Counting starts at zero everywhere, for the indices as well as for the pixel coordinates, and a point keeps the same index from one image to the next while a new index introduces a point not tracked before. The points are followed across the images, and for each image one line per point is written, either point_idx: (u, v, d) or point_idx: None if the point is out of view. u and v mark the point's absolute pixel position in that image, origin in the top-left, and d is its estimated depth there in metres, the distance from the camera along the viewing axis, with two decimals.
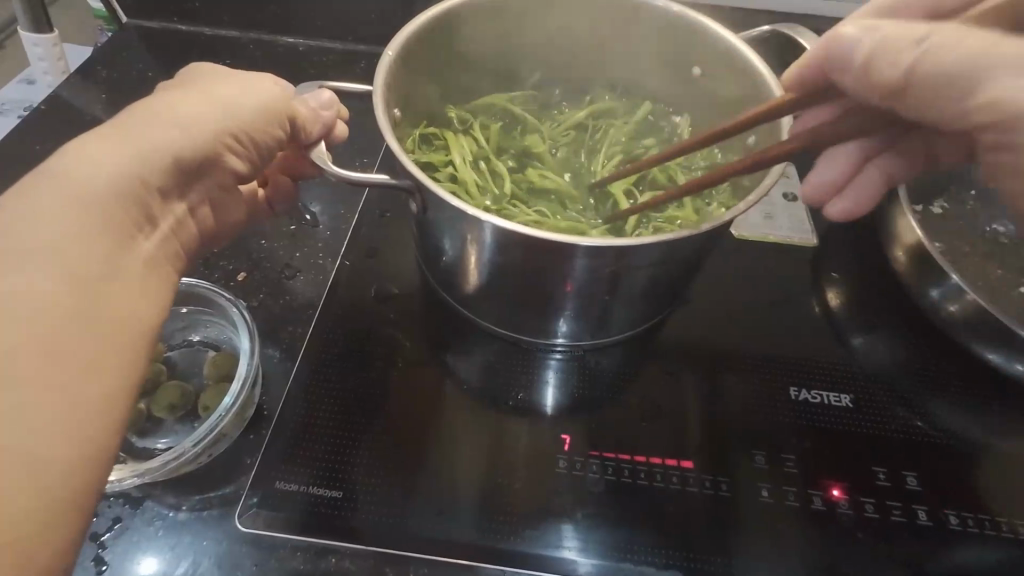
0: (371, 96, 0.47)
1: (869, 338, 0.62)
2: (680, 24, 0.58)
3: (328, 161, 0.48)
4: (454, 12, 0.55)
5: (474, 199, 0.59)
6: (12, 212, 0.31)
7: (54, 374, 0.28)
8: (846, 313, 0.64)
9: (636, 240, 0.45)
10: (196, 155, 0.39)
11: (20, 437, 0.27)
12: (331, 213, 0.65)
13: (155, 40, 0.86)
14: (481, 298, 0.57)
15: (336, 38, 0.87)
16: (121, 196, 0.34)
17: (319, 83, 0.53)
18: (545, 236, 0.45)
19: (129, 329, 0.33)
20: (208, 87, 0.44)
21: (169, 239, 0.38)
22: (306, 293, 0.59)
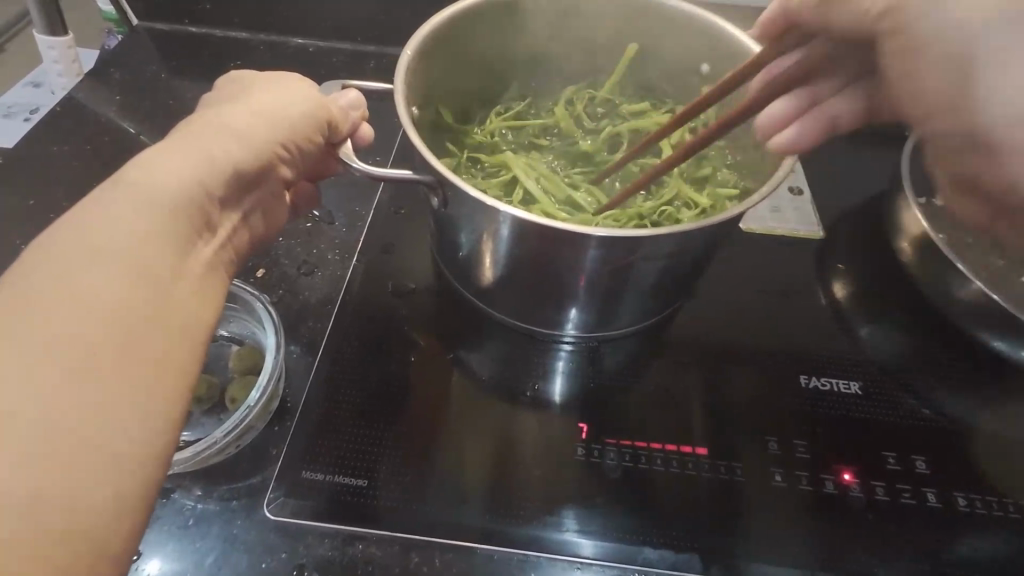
0: (393, 95, 0.48)
1: (875, 328, 0.63)
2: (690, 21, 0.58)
3: (352, 156, 0.49)
4: (468, 12, 0.56)
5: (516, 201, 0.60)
6: (84, 216, 0.32)
7: (126, 376, 0.30)
8: (852, 303, 0.65)
9: (651, 231, 0.46)
10: (252, 163, 0.41)
11: (95, 435, 0.28)
12: (346, 211, 0.66)
13: (166, 42, 0.87)
14: (497, 291, 0.58)
15: (345, 39, 0.88)
16: (187, 204, 0.36)
17: (342, 79, 0.52)
18: (565, 228, 0.46)
19: (194, 335, 0.34)
20: (256, 95, 0.45)
21: (224, 245, 0.39)
22: (323, 289, 0.60)
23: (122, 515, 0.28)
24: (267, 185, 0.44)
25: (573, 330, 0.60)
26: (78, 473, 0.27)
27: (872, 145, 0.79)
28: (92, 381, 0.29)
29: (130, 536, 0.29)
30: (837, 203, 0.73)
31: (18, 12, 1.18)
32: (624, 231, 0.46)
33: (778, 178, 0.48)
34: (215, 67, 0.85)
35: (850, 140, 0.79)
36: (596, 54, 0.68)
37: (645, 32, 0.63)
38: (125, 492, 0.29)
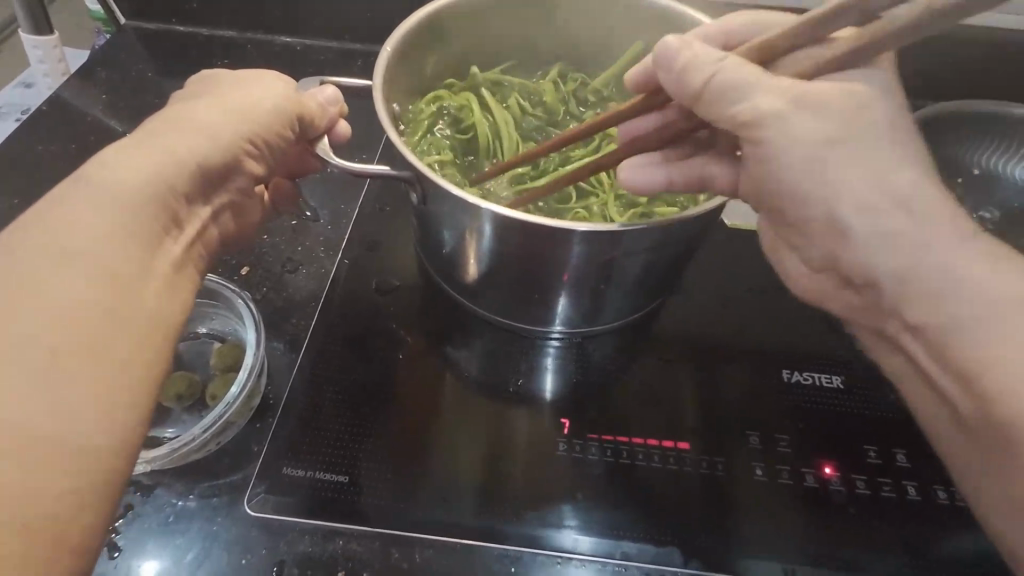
0: (371, 91, 0.49)
1: None
2: (671, 19, 0.58)
3: (330, 153, 0.49)
4: (448, 9, 0.56)
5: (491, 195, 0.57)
6: (48, 216, 0.32)
7: (91, 371, 0.30)
8: None
9: (627, 225, 0.46)
10: (216, 158, 0.41)
11: (57, 429, 0.28)
12: (331, 208, 0.66)
13: (154, 42, 0.87)
14: (481, 288, 0.58)
15: (332, 38, 0.88)
16: (153, 200, 0.36)
17: (320, 74, 0.52)
18: (542, 222, 0.46)
19: (162, 328, 0.34)
20: (225, 92, 0.45)
21: (194, 243, 0.39)
22: (308, 286, 0.60)
23: (87, 506, 0.28)
24: (236, 182, 0.44)
25: (558, 327, 0.60)
26: (40, 467, 0.27)
27: None
28: (55, 377, 0.29)
29: (97, 528, 0.29)
30: None
31: (8, 15, 1.18)
32: (603, 227, 0.46)
33: (755, 173, 0.48)
34: (202, 66, 0.85)
35: None
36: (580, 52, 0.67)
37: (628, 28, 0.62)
38: (92, 484, 0.29)
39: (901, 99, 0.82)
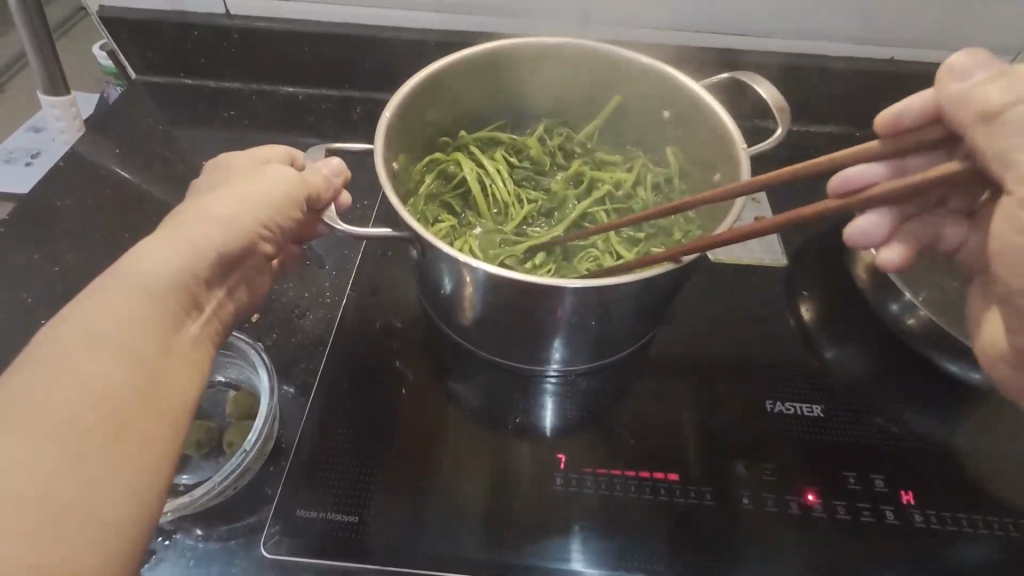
0: (372, 158, 0.52)
1: (839, 349, 0.67)
2: (651, 75, 0.60)
3: (336, 218, 0.53)
4: (439, 76, 0.59)
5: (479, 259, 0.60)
6: (82, 309, 0.36)
7: (117, 450, 0.33)
8: (817, 325, 0.69)
9: (613, 280, 0.50)
10: (234, 246, 0.45)
11: (85, 506, 0.31)
12: (336, 254, 0.70)
13: (164, 95, 0.92)
14: (477, 331, 0.61)
15: (332, 86, 0.92)
16: (174, 288, 0.39)
17: (326, 145, 0.56)
18: (531, 281, 0.49)
19: (181, 405, 0.37)
20: (238, 181, 0.49)
21: (211, 322, 0.43)
22: (315, 331, 0.64)
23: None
24: (251, 262, 0.48)
25: (554, 365, 0.62)
26: (68, 543, 0.30)
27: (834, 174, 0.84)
28: (85, 458, 0.32)
29: None
30: (802, 230, 0.77)
31: (11, 55, 1.21)
32: (592, 282, 0.50)
33: (735, 213, 0.51)
34: (210, 118, 0.89)
35: None
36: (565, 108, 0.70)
37: (611, 85, 0.65)
38: (112, 555, 0.32)
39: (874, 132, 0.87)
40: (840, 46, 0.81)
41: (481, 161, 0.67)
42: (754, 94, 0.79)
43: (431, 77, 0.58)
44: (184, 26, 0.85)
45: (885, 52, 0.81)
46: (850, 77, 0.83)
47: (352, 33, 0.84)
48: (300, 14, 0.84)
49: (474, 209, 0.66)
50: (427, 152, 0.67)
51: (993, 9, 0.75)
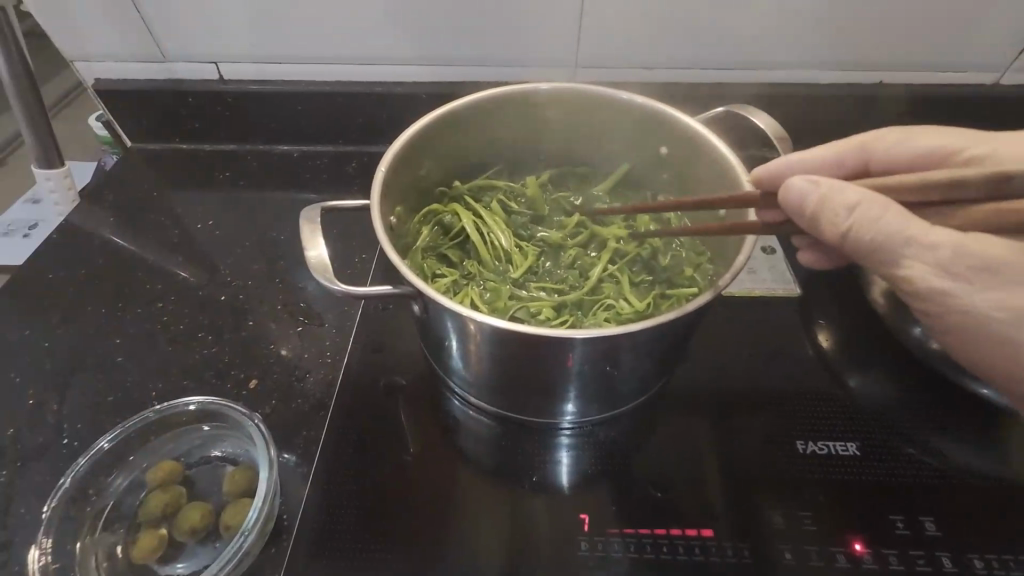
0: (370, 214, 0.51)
1: (865, 379, 0.64)
2: (647, 113, 0.60)
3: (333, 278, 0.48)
4: (431, 128, 0.58)
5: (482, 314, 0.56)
6: None
7: None
8: (839, 354, 0.66)
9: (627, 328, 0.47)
10: None
11: None
12: (336, 310, 0.68)
13: (158, 161, 0.92)
14: (486, 385, 0.58)
15: (327, 142, 0.92)
16: None
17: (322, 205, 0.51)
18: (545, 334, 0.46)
19: None
20: None
21: None
22: (316, 395, 0.61)
23: None
24: None
25: (568, 418, 0.59)
26: None
27: None
28: None
29: None
30: None
31: (8, 134, 1.23)
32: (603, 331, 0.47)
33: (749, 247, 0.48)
34: (205, 181, 0.89)
35: None
36: (562, 155, 0.70)
37: (608, 124, 0.64)
38: None
39: None
40: (829, 73, 0.82)
41: (478, 209, 0.65)
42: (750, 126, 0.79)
43: (426, 128, 0.57)
44: (179, 93, 0.86)
45: (873, 75, 0.83)
46: (840, 103, 0.84)
47: (344, 89, 0.85)
48: (293, 74, 0.85)
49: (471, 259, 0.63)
50: (424, 205, 0.65)
51: (978, 26, 0.76)
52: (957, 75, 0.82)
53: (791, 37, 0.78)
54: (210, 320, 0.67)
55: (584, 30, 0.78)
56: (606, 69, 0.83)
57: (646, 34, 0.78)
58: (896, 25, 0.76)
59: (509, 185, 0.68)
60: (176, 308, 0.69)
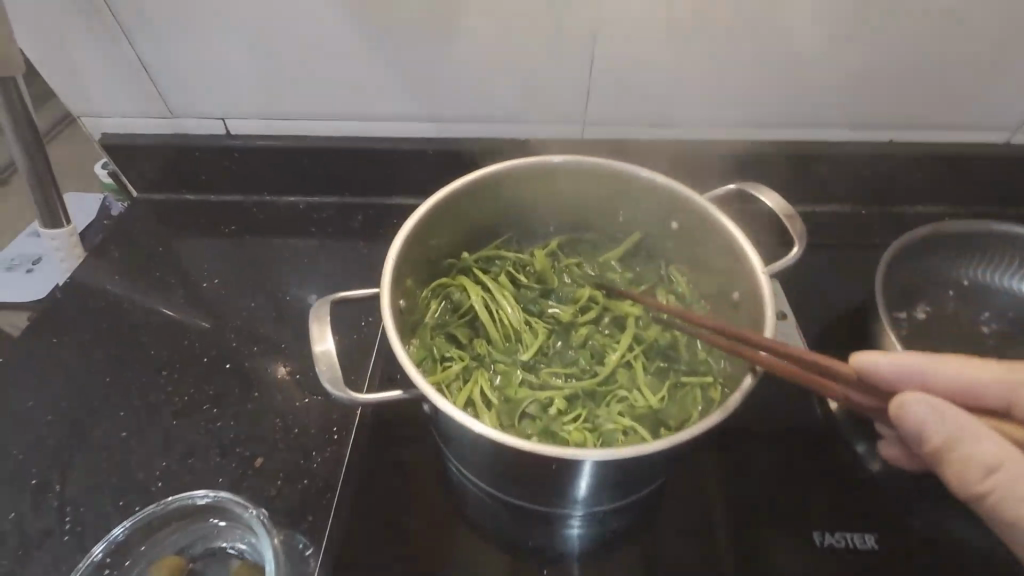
0: (381, 305, 0.50)
1: (873, 450, 0.65)
2: (660, 189, 0.60)
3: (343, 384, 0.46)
4: (442, 205, 0.59)
5: (493, 403, 0.55)
6: None
7: None
8: (849, 421, 0.67)
9: (645, 446, 0.44)
10: None
11: None
12: (345, 381, 0.67)
13: (164, 213, 0.91)
14: (495, 477, 0.55)
15: (334, 194, 0.92)
16: None
17: (328, 299, 0.49)
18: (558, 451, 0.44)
19: None
20: None
21: None
22: (323, 475, 0.59)
23: None
24: None
25: (579, 509, 0.57)
26: None
27: (847, 260, 0.83)
28: None
29: None
30: (822, 322, 0.75)
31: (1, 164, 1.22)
32: (619, 451, 0.44)
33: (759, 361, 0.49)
34: (211, 234, 0.88)
35: (824, 256, 0.83)
36: (573, 223, 0.69)
37: (619, 195, 0.63)
38: None
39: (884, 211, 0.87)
40: (840, 132, 0.82)
41: (486, 285, 0.65)
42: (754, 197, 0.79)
43: (434, 208, 0.57)
44: (185, 148, 0.85)
45: (885, 133, 0.82)
46: (851, 161, 0.83)
47: (351, 144, 0.84)
48: (299, 130, 0.84)
49: (480, 338, 0.61)
50: (433, 277, 0.65)
51: (989, 88, 0.76)
52: (969, 134, 0.82)
53: (799, 97, 0.77)
54: (215, 393, 0.66)
55: (594, 91, 0.78)
56: (614, 127, 0.82)
57: (654, 94, 0.78)
58: (905, 85, 0.76)
59: (518, 258, 0.67)
60: (181, 379, 0.68)
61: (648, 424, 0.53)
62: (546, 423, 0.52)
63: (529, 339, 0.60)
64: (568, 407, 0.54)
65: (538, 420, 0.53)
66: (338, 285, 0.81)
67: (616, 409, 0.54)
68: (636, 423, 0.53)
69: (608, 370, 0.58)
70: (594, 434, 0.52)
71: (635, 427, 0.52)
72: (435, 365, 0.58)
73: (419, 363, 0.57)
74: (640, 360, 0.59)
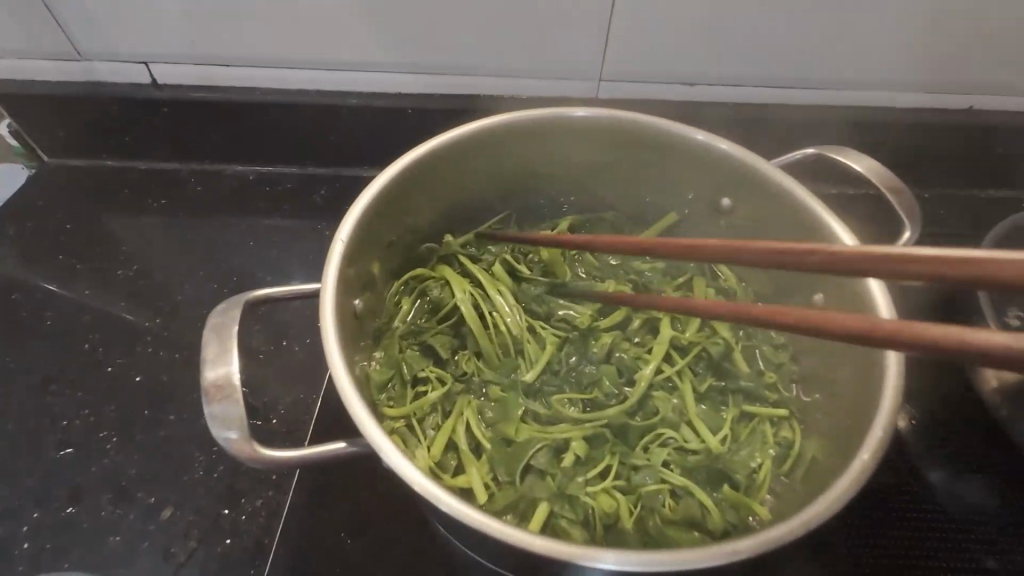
0: (319, 319, 0.36)
1: (958, 481, 0.48)
2: (712, 155, 0.45)
3: (242, 425, 0.34)
4: (411, 173, 0.44)
5: (485, 444, 0.42)
6: None
7: None
8: (922, 439, 0.50)
9: (708, 550, 0.30)
10: None
11: None
12: (290, 402, 0.52)
13: (81, 182, 0.74)
14: (481, 551, 0.40)
15: (292, 162, 0.74)
16: None
17: (240, 296, 0.38)
18: (568, 548, 0.30)
19: None
20: None
21: None
22: (252, 532, 0.45)
23: None
24: None
25: None
26: None
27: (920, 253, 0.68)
28: None
29: None
30: None
31: None
32: (663, 555, 0.30)
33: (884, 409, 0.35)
34: (135, 208, 0.71)
35: None
36: (588, 199, 0.54)
37: (651, 162, 0.48)
38: None
39: (967, 194, 0.71)
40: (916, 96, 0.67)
41: (476, 282, 0.51)
42: (828, 167, 0.60)
43: (398, 179, 0.43)
44: (98, 99, 0.68)
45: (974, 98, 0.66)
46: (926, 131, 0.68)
47: (309, 100, 0.67)
48: (243, 80, 0.67)
49: (466, 353, 0.48)
50: (408, 271, 0.51)
51: None
52: None
53: (882, 52, 0.60)
54: (118, 416, 0.51)
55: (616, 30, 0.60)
56: (636, 83, 0.64)
57: (695, 40, 0.60)
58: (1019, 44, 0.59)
59: (517, 246, 0.53)
60: (75, 397, 0.53)
61: (705, 479, 0.41)
62: (560, 483, 0.39)
63: (532, 355, 0.47)
64: (586, 458, 0.41)
65: (548, 476, 0.40)
66: (291, 275, 0.65)
67: (659, 463, 0.41)
68: (687, 479, 0.41)
69: (637, 399, 0.44)
70: (629, 496, 0.40)
71: (686, 487, 0.40)
72: (409, 389, 0.45)
73: (384, 388, 0.44)
74: (680, 385, 0.46)
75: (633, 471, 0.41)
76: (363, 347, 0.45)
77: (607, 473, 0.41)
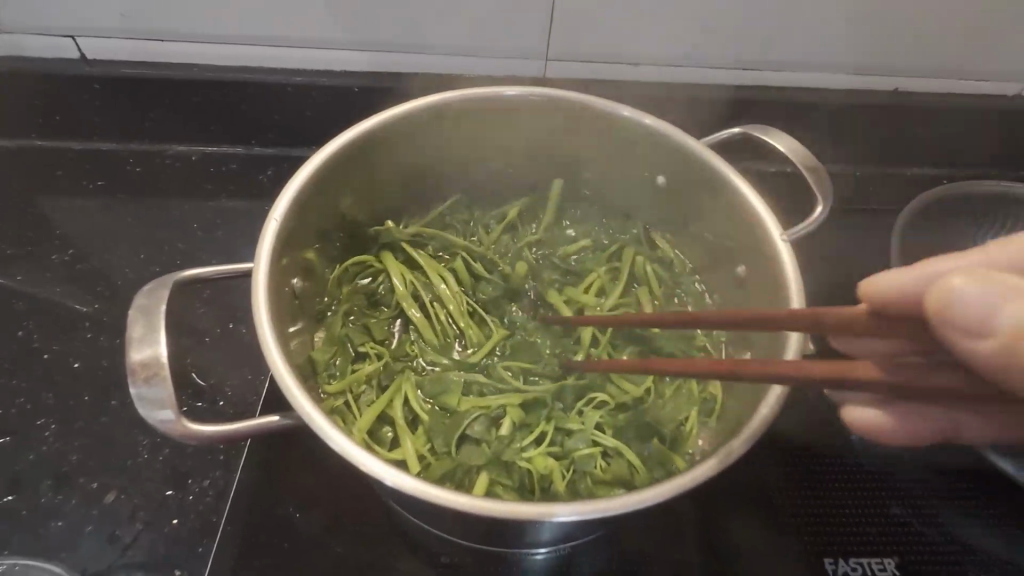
0: (253, 296, 0.36)
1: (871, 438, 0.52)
2: (642, 135, 0.47)
3: (170, 406, 0.34)
4: (348, 153, 0.44)
5: (422, 417, 0.44)
6: None
7: None
8: (841, 402, 0.54)
9: (625, 499, 0.33)
10: None
11: None
12: (237, 384, 0.52)
13: (7, 163, 0.70)
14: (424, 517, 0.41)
15: (237, 143, 0.72)
16: None
17: (168, 277, 0.38)
18: (495, 503, 0.32)
19: None
20: None
21: None
22: (199, 511, 0.45)
23: None
24: None
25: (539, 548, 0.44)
26: None
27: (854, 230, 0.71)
28: None
29: None
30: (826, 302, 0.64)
31: None
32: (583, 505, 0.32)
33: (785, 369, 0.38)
34: (69, 190, 0.68)
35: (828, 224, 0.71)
36: (529, 179, 0.55)
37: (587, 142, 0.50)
38: None
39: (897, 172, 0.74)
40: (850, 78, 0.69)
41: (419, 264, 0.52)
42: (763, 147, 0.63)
43: (335, 158, 0.43)
44: (22, 74, 0.64)
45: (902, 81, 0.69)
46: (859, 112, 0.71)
47: (250, 78, 0.66)
48: (182, 56, 0.65)
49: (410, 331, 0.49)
50: (352, 252, 0.52)
51: None
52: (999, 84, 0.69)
53: (816, 34, 0.62)
54: (56, 403, 0.50)
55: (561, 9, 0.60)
56: (583, 64, 0.65)
57: (638, 21, 0.61)
58: (939, 30, 0.62)
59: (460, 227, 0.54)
60: (9, 385, 0.52)
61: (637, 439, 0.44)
62: (496, 449, 0.41)
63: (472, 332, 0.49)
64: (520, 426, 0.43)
65: (484, 443, 0.42)
66: (237, 257, 0.64)
67: (589, 426, 0.44)
68: (620, 442, 0.43)
69: (572, 370, 0.47)
70: (562, 459, 0.43)
71: (619, 449, 0.43)
72: (350, 367, 0.46)
73: (326, 366, 0.45)
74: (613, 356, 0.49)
75: (568, 437, 0.44)
76: (304, 327, 0.46)
77: (543, 439, 0.44)
